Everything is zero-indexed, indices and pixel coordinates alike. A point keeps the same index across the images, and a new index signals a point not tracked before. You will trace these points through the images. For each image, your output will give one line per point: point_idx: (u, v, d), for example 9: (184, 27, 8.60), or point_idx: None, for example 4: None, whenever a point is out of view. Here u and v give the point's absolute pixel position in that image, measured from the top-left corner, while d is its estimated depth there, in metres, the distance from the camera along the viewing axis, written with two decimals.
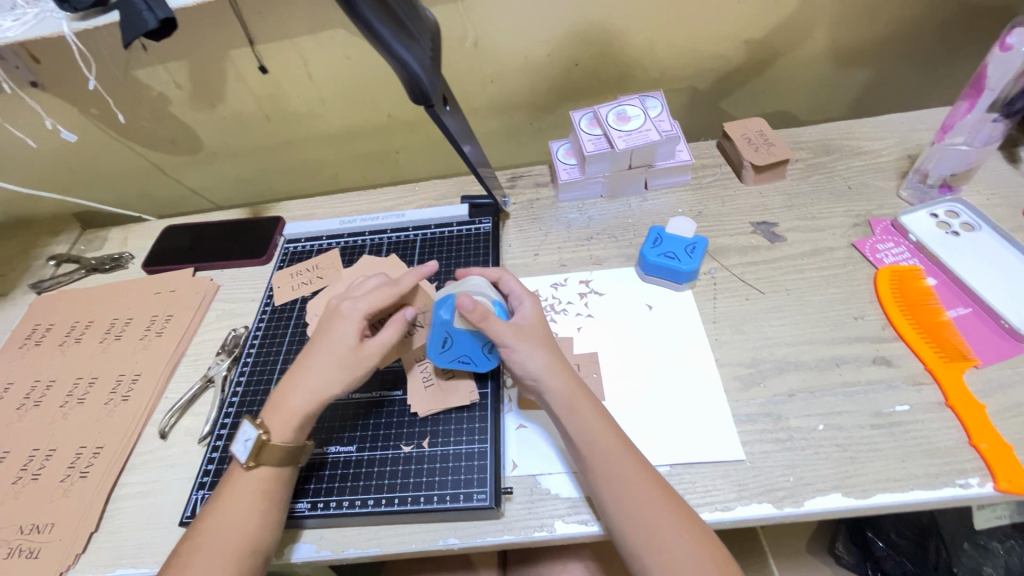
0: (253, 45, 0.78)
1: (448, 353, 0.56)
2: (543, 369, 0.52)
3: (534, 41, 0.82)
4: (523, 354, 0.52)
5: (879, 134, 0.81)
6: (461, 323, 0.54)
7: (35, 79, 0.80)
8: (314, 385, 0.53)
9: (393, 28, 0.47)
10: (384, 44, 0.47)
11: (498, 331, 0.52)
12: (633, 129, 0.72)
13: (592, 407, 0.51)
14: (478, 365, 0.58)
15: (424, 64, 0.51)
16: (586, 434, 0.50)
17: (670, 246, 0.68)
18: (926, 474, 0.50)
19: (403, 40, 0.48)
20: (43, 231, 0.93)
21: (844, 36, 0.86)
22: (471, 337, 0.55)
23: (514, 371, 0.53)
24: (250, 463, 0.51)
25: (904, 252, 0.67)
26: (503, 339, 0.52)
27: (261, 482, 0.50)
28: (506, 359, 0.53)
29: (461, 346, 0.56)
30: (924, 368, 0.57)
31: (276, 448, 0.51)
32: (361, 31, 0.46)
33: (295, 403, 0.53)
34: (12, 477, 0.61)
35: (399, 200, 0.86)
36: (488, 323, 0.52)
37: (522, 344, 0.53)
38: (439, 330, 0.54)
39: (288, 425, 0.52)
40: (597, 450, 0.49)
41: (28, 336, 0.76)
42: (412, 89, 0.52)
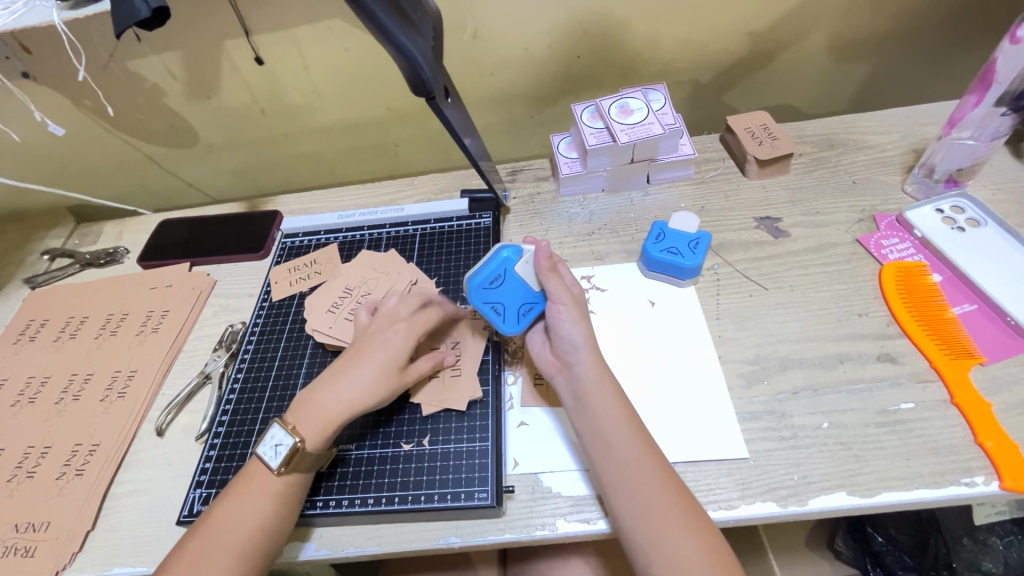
0: (249, 36, 0.76)
1: (491, 291, 0.56)
2: (585, 341, 0.52)
3: (535, 32, 0.80)
4: (569, 319, 0.53)
5: (883, 128, 0.80)
6: (521, 268, 0.56)
7: (26, 70, 0.78)
8: (349, 393, 0.53)
9: (393, 16, 0.45)
10: (385, 32, 0.46)
11: (555, 287, 0.53)
12: (636, 122, 0.71)
13: (618, 392, 0.52)
14: (504, 322, 0.55)
15: (425, 55, 0.49)
16: (609, 417, 0.50)
17: (673, 242, 0.67)
18: (931, 473, 0.50)
19: (404, 28, 0.46)
20: (37, 224, 0.92)
21: (849, 28, 0.84)
22: (522, 287, 0.56)
23: (557, 332, 0.53)
24: (280, 469, 0.50)
25: (908, 247, 0.66)
26: (557, 297, 0.53)
27: (284, 488, 0.50)
28: (555, 317, 0.53)
29: (507, 292, 0.56)
30: (929, 365, 0.56)
31: (309, 454, 0.51)
32: (360, 18, 0.44)
33: (330, 409, 0.52)
34: (7, 475, 0.61)
35: (398, 194, 0.85)
36: (549, 277, 0.54)
37: (572, 310, 0.53)
38: (497, 264, 0.57)
39: (319, 432, 0.52)
40: (617, 435, 0.49)
41: (22, 332, 0.75)
42: (413, 80, 0.51)
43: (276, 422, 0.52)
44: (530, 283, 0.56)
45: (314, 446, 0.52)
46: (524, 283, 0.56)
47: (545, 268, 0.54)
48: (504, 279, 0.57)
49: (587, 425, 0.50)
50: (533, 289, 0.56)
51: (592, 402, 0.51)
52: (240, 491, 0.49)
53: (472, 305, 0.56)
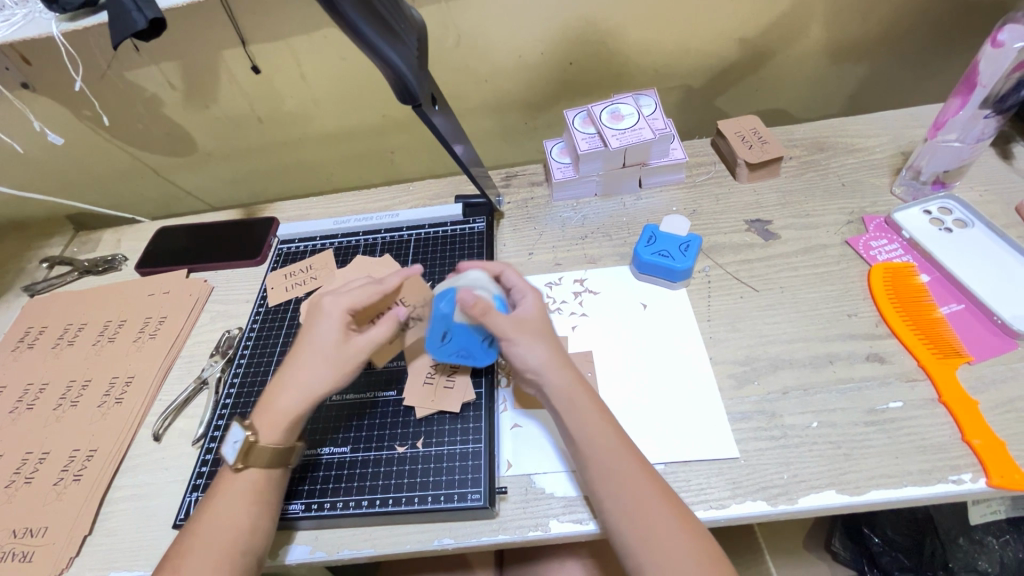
0: (245, 45, 0.77)
1: (447, 346, 0.56)
2: (545, 360, 0.52)
3: (528, 39, 0.81)
4: (524, 345, 0.52)
5: (872, 131, 0.81)
6: (460, 320, 0.54)
7: (25, 81, 0.80)
8: (304, 384, 0.52)
9: (377, 28, 0.46)
10: (370, 44, 0.47)
11: (499, 325, 0.52)
12: (627, 127, 0.72)
13: (593, 400, 0.52)
14: (476, 361, 0.57)
15: (410, 64, 0.50)
16: (585, 426, 0.50)
17: (665, 245, 0.68)
18: (920, 471, 0.50)
19: (388, 39, 0.47)
20: (36, 232, 0.93)
21: (837, 33, 0.86)
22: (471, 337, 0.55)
23: (513, 361, 0.53)
24: (238, 464, 0.50)
25: (897, 248, 0.67)
26: (505, 335, 0.52)
27: (252, 485, 0.50)
28: (507, 351, 0.53)
29: (461, 342, 0.55)
30: (917, 364, 0.57)
31: (265, 450, 0.51)
32: (345, 31, 0.45)
33: (284, 405, 0.52)
34: (5, 481, 0.61)
35: (394, 200, 0.86)
36: (489, 318, 0.52)
37: (524, 333, 0.52)
38: (438, 323, 0.55)
39: (274, 427, 0.51)
40: (595, 443, 0.49)
41: (21, 339, 0.76)
42: (399, 89, 0.52)
43: (234, 420, 0.52)
44: (473, 329, 0.54)
45: (268, 441, 0.51)
46: (470, 332, 0.54)
47: (477, 317, 0.52)
48: (451, 335, 0.55)
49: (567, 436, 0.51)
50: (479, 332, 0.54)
51: (566, 414, 0.51)
52: (237, 490, 0.50)
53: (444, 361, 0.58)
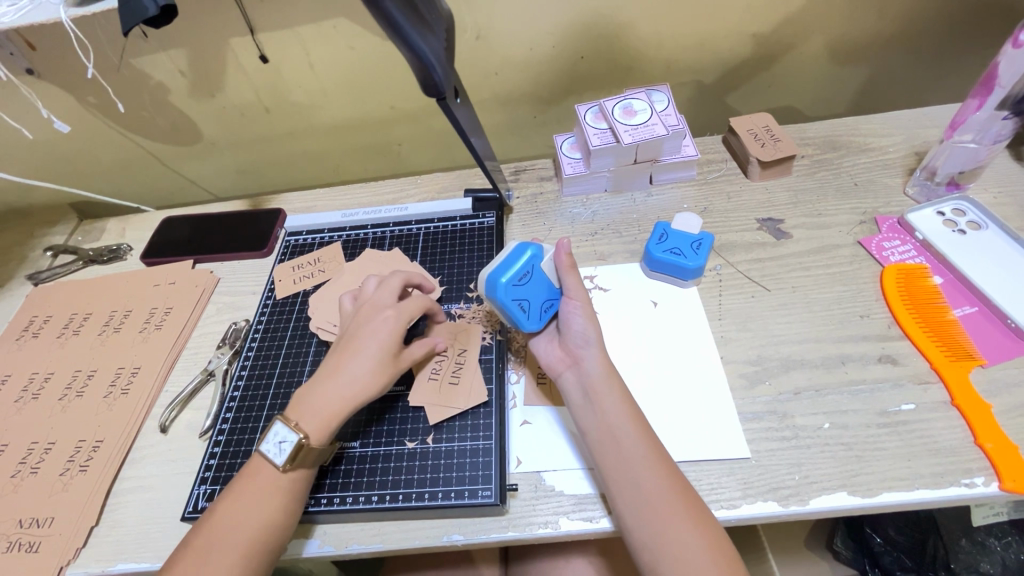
0: (254, 34, 0.76)
1: (518, 289, 0.54)
2: (596, 337, 0.54)
3: (539, 32, 0.80)
4: (584, 317, 0.55)
5: (886, 131, 0.81)
6: (546, 267, 0.57)
7: (30, 66, 0.78)
8: (344, 383, 0.53)
9: (408, 17, 0.46)
10: (399, 31, 0.46)
11: (575, 285, 0.56)
12: (640, 123, 0.71)
13: (624, 389, 0.52)
14: (527, 318, 0.55)
15: (437, 54, 0.50)
16: (616, 409, 0.50)
17: (676, 243, 0.68)
18: (931, 474, 0.50)
19: (418, 28, 0.47)
20: (41, 221, 0.92)
21: (851, 30, 0.85)
22: (543, 287, 0.56)
23: (572, 328, 0.55)
24: (286, 466, 0.50)
25: (910, 250, 0.67)
26: (574, 293, 0.56)
27: (289, 486, 0.50)
28: (569, 314, 0.55)
29: (532, 291, 0.56)
30: (930, 366, 0.57)
31: (314, 450, 0.51)
32: (376, 16, 0.45)
33: (328, 402, 0.52)
34: (11, 471, 0.61)
35: (402, 193, 0.85)
36: (569, 276, 0.56)
37: (586, 309, 0.55)
38: (525, 262, 0.55)
39: (325, 426, 0.51)
40: (625, 428, 0.50)
41: (26, 328, 0.75)
42: (424, 80, 0.51)
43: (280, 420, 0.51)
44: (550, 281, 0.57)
45: (319, 442, 0.51)
46: (547, 282, 0.57)
47: (566, 266, 0.56)
48: (533, 276, 0.56)
49: (594, 420, 0.51)
50: (552, 286, 0.57)
51: (600, 396, 0.51)
52: (255, 489, 0.49)
53: (498, 303, 0.54)
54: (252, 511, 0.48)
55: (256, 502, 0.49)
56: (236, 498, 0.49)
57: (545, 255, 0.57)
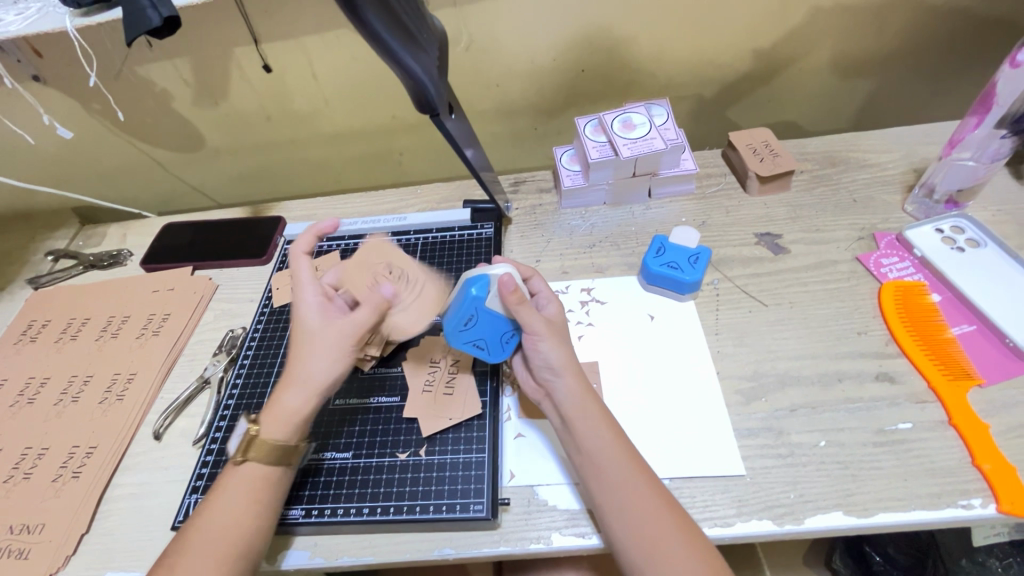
0: (258, 43, 0.77)
1: (467, 333, 0.53)
2: (565, 364, 0.52)
3: (540, 45, 0.81)
4: (547, 347, 0.52)
5: (885, 147, 0.81)
6: (494, 305, 0.52)
7: (36, 73, 0.80)
8: (302, 376, 0.52)
9: (400, 38, 0.46)
10: (393, 54, 0.46)
11: (531, 321, 0.51)
12: (639, 137, 0.72)
13: (603, 410, 0.51)
14: (488, 354, 0.55)
15: (430, 74, 0.50)
16: (593, 434, 0.50)
17: (674, 256, 0.68)
18: (929, 494, 0.50)
19: (409, 49, 0.47)
20: (43, 225, 0.93)
21: (851, 47, 0.85)
22: (495, 324, 0.53)
23: (536, 362, 0.53)
24: (240, 457, 0.51)
25: (908, 267, 0.66)
26: (533, 329, 0.51)
27: (254, 481, 0.50)
28: (533, 349, 0.52)
29: (483, 329, 0.53)
30: (928, 385, 0.56)
31: (267, 443, 0.51)
32: (368, 40, 0.45)
33: (288, 400, 0.52)
34: (4, 476, 0.61)
35: (401, 203, 0.85)
36: (522, 310, 0.51)
37: (549, 338, 0.52)
38: (469, 306, 0.51)
39: (279, 422, 0.52)
40: (605, 451, 0.49)
41: (24, 332, 0.75)
42: (417, 98, 0.51)
43: (241, 415, 0.53)
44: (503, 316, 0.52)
45: (270, 435, 0.51)
46: (501, 318, 0.53)
47: (516, 303, 0.50)
48: (479, 319, 0.52)
49: (574, 445, 0.50)
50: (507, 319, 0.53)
51: (576, 422, 0.50)
52: (234, 489, 0.49)
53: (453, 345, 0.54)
54: (229, 513, 0.48)
55: (232, 502, 0.49)
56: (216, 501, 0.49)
57: (491, 291, 0.51)
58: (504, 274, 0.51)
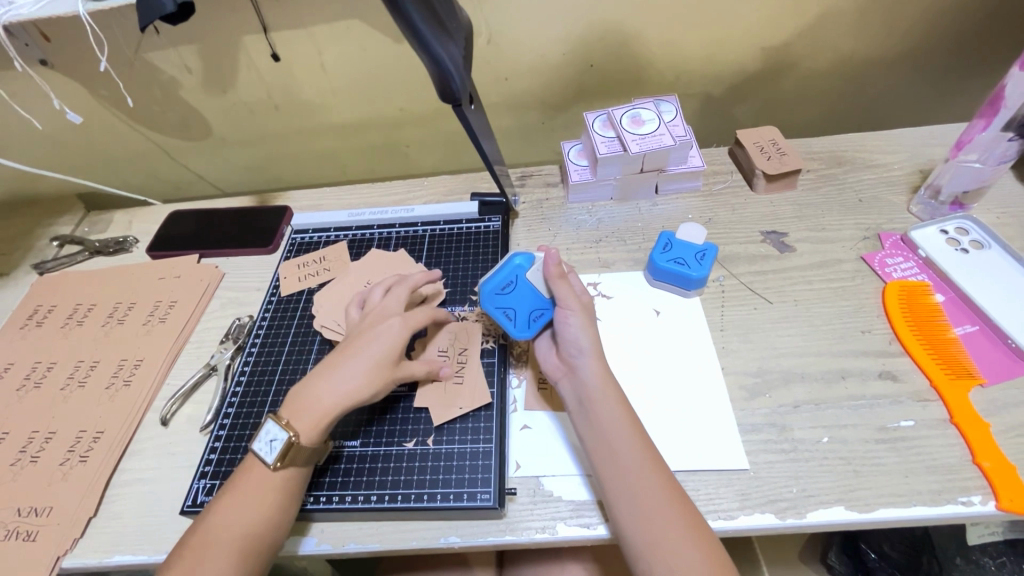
0: (267, 32, 0.77)
1: (502, 296, 0.59)
2: (590, 346, 0.55)
3: (550, 39, 0.81)
4: (578, 325, 0.55)
5: (892, 148, 0.81)
6: (533, 276, 0.60)
7: (44, 58, 0.79)
8: (345, 386, 0.53)
9: (432, 27, 0.47)
10: (422, 40, 0.47)
11: (566, 293, 0.56)
12: (647, 133, 0.72)
13: (620, 395, 0.53)
14: (515, 326, 0.58)
15: (456, 62, 0.50)
16: (611, 416, 0.51)
17: (680, 252, 0.68)
18: (929, 491, 0.50)
19: (440, 38, 0.48)
20: (48, 211, 0.93)
21: (860, 47, 0.85)
22: (531, 293, 0.59)
23: (564, 336, 0.55)
24: (277, 464, 0.50)
25: (912, 267, 0.67)
26: (566, 303, 0.56)
27: (285, 481, 0.50)
28: (561, 321, 0.56)
29: (519, 298, 0.59)
30: (930, 384, 0.57)
31: (304, 448, 0.51)
32: (400, 27, 0.46)
33: (327, 404, 0.53)
34: (11, 459, 0.61)
35: (408, 194, 0.85)
36: (560, 283, 0.57)
37: (580, 316, 0.56)
38: (509, 271, 0.60)
39: (315, 426, 0.52)
40: (620, 436, 0.50)
41: (30, 317, 0.76)
42: (441, 87, 0.52)
43: (269, 417, 0.52)
44: (540, 290, 0.59)
45: (308, 441, 0.52)
46: (535, 291, 0.59)
47: (555, 275, 0.58)
48: (516, 286, 0.60)
49: (588, 427, 0.51)
50: (543, 296, 0.59)
51: (594, 405, 0.52)
52: (260, 487, 0.50)
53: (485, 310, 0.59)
54: (254, 512, 0.48)
55: (259, 502, 0.49)
56: (239, 497, 0.49)
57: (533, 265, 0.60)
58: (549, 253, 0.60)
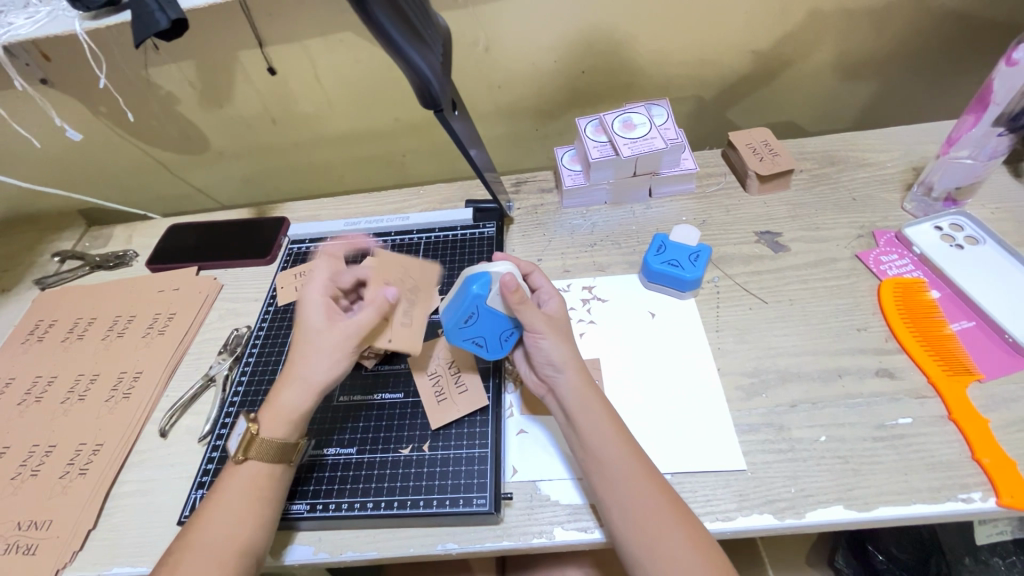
0: (263, 47, 0.78)
1: (467, 330, 0.55)
2: (568, 359, 0.53)
3: (541, 47, 0.82)
4: (549, 343, 0.53)
5: (884, 147, 0.81)
6: (493, 303, 0.53)
7: (44, 76, 0.81)
8: (302, 377, 0.53)
9: (408, 36, 0.48)
10: (399, 50, 0.47)
11: (531, 319, 0.52)
12: (639, 137, 0.73)
13: (606, 405, 0.52)
14: (488, 352, 0.56)
15: (435, 70, 0.51)
16: (597, 432, 0.50)
17: (674, 254, 0.68)
18: (929, 488, 0.50)
19: (416, 45, 0.48)
20: (50, 227, 0.94)
21: (850, 47, 0.86)
22: (497, 321, 0.54)
23: (537, 358, 0.53)
24: (240, 456, 0.51)
25: (908, 264, 0.67)
26: (535, 328, 0.52)
27: (254, 479, 0.51)
28: (533, 346, 0.53)
29: (483, 327, 0.54)
30: (927, 381, 0.57)
31: (265, 442, 0.51)
32: (376, 36, 0.46)
33: (286, 399, 0.53)
34: (11, 473, 0.61)
35: (404, 203, 0.86)
36: (523, 309, 0.52)
37: (550, 334, 0.53)
38: (468, 304, 0.53)
39: (278, 420, 0.52)
40: (610, 449, 0.49)
41: (31, 332, 0.76)
42: (422, 94, 0.53)
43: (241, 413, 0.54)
44: (504, 315, 0.54)
45: (270, 434, 0.52)
46: (499, 318, 0.54)
47: (518, 303, 0.52)
48: (478, 317, 0.54)
49: (577, 439, 0.51)
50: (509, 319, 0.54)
51: (580, 418, 0.51)
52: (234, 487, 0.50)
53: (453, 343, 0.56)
54: (227, 508, 0.49)
55: (234, 499, 0.49)
56: (218, 496, 0.50)
57: (491, 290, 0.53)
58: (505, 275, 0.52)
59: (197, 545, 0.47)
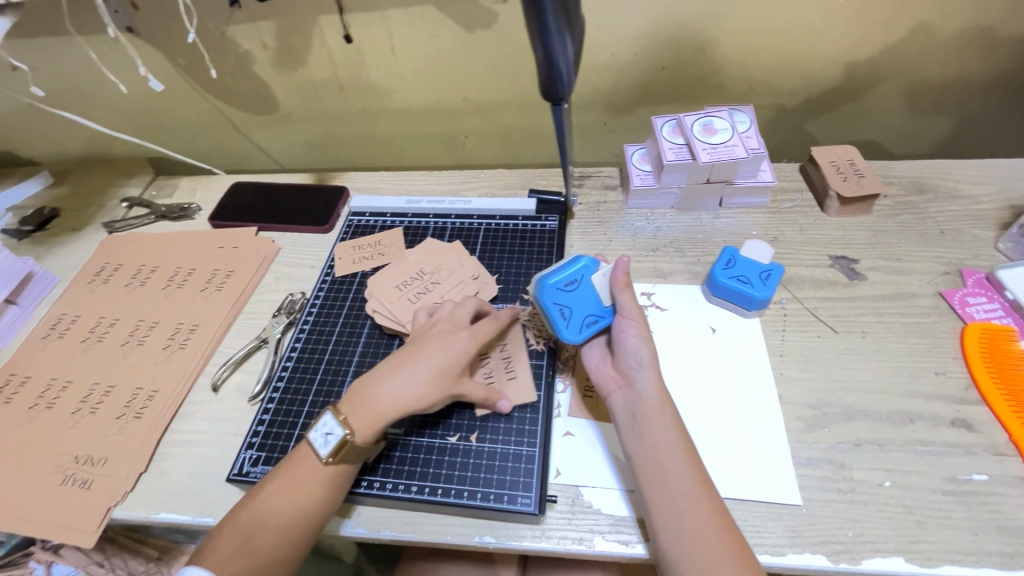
0: (343, 13, 0.78)
1: (563, 295, 0.57)
2: (650, 359, 0.52)
3: (624, 39, 0.79)
4: (637, 336, 0.53)
5: (981, 179, 0.76)
6: (598, 279, 0.57)
7: (131, 24, 0.82)
8: (399, 392, 0.52)
9: (557, 18, 0.50)
10: (544, 33, 0.50)
11: (629, 303, 0.54)
12: (719, 143, 0.69)
13: (674, 416, 0.51)
14: (566, 326, 0.56)
15: (567, 61, 0.53)
16: (661, 438, 0.49)
17: (744, 270, 0.65)
18: (999, 553, 0.47)
19: (560, 34, 0.51)
20: (120, 172, 0.97)
21: (957, 68, 0.80)
22: (592, 299, 0.57)
23: (623, 347, 0.53)
24: (330, 459, 0.50)
25: (996, 309, 0.62)
26: (628, 312, 0.54)
27: (330, 475, 0.50)
28: (621, 331, 0.54)
29: (578, 300, 0.57)
30: (1008, 438, 0.53)
31: (358, 448, 0.51)
32: (528, 14, 0.49)
33: (382, 407, 0.51)
34: (72, 408, 0.64)
35: (463, 185, 0.85)
36: (626, 293, 0.55)
37: (641, 327, 0.54)
38: (577, 271, 0.58)
39: (371, 426, 0.51)
40: (672, 460, 0.48)
41: (97, 273, 0.79)
42: (546, 83, 0.55)
43: (328, 413, 0.52)
44: (601, 296, 0.57)
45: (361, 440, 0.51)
46: (596, 296, 0.57)
47: (620, 284, 0.55)
48: (579, 286, 0.57)
49: (640, 447, 0.50)
50: (602, 302, 0.57)
51: (649, 424, 0.50)
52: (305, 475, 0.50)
53: (541, 304, 0.57)
54: (298, 494, 0.49)
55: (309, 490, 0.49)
56: (289, 481, 0.50)
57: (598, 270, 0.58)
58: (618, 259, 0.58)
59: (251, 515, 0.48)
